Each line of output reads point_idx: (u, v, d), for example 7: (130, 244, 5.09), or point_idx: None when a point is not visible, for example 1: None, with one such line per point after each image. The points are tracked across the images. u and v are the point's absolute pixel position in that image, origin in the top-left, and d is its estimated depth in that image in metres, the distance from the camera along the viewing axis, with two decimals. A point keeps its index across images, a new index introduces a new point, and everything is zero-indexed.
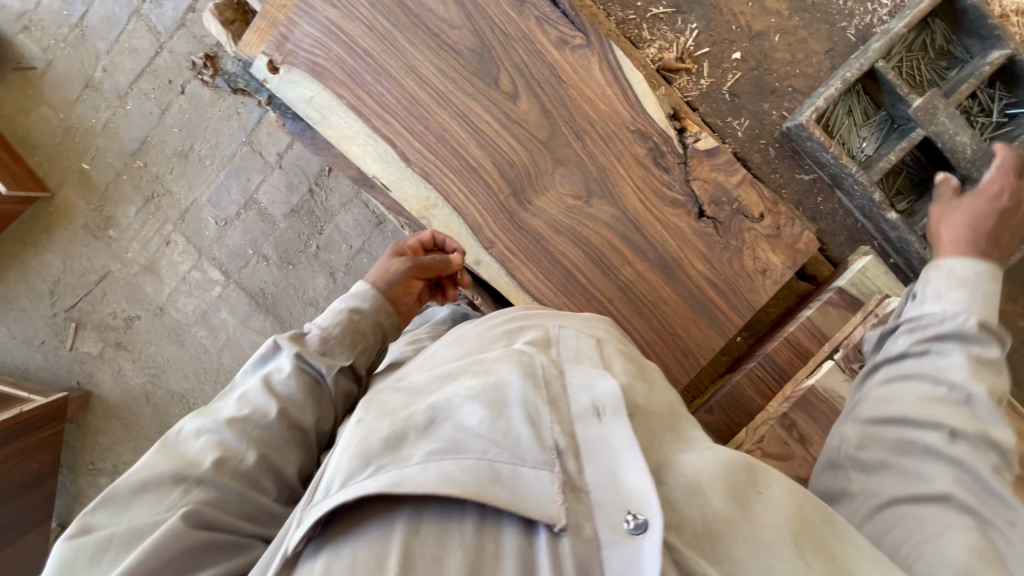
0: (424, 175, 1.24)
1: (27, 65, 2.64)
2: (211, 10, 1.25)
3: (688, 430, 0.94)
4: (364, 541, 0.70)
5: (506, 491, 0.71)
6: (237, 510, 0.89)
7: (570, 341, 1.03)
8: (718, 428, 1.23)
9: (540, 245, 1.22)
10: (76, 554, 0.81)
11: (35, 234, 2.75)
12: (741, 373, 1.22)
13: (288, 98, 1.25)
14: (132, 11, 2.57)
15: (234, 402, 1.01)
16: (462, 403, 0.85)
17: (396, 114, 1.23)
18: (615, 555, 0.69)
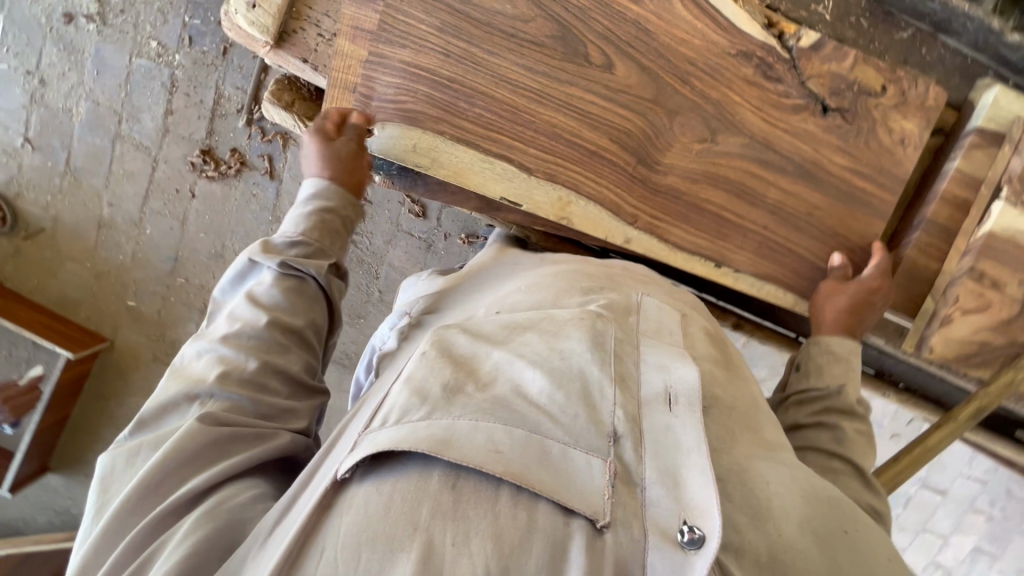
0: (550, 177, 1.24)
1: (36, 230, 2.59)
2: (269, 97, 1.34)
3: (767, 430, 1.05)
4: (408, 475, 0.77)
5: (555, 475, 0.79)
6: (253, 411, 1.05)
7: (650, 312, 1.13)
8: (903, 306, 1.23)
9: (682, 199, 1.25)
10: (120, 455, 0.97)
11: (113, 385, 2.75)
12: (910, 247, 1.21)
13: (397, 157, 1.23)
14: (113, 137, 2.49)
15: (225, 320, 1.13)
16: (527, 370, 0.92)
17: (503, 128, 1.22)
18: (659, 558, 0.76)
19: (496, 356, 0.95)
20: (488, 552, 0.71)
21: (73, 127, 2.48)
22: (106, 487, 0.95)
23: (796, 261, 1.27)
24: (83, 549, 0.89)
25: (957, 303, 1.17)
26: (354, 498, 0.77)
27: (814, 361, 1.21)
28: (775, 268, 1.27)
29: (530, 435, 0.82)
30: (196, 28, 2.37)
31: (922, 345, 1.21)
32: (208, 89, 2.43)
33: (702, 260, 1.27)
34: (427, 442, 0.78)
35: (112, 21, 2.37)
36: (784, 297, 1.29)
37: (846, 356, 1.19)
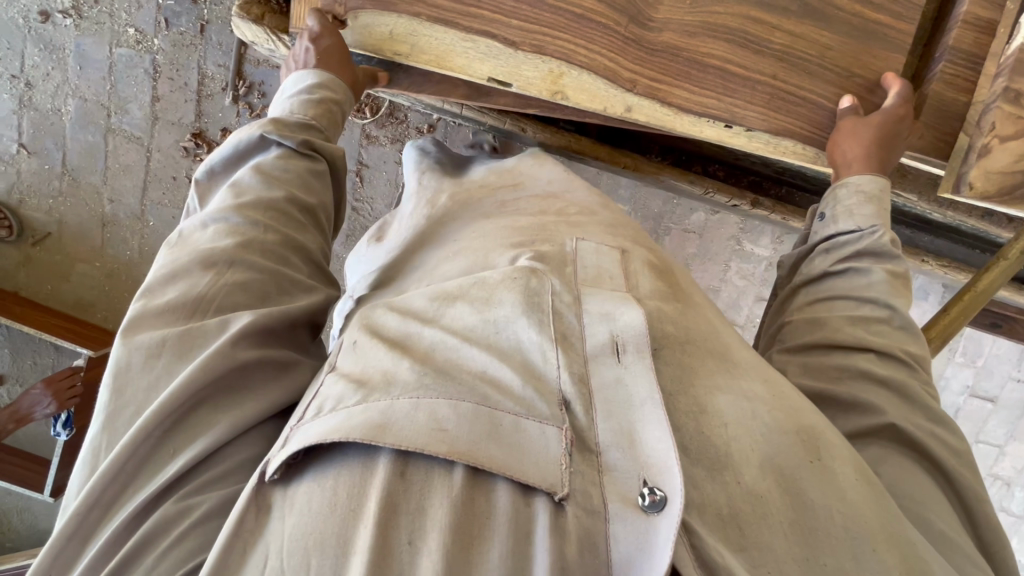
0: (537, 49, 1.20)
1: (43, 234, 2.60)
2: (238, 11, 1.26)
3: (737, 361, 0.96)
4: (346, 466, 0.72)
5: (506, 447, 0.73)
6: (273, 286, 1.03)
7: (589, 258, 1.01)
8: (931, 148, 1.17)
9: (680, 57, 1.21)
10: (131, 353, 0.91)
11: None
12: (934, 81, 1.14)
13: (375, 45, 1.27)
14: (104, 131, 2.49)
15: (227, 191, 1.11)
16: (465, 347, 0.85)
17: (483, 4, 1.19)
18: (625, 530, 0.70)
19: (430, 333, 0.89)
20: (442, 543, 0.66)
21: (65, 127, 2.49)
22: (120, 389, 0.89)
23: (810, 110, 1.23)
24: (87, 486, 0.83)
25: (993, 130, 1.08)
26: (294, 498, 0.72)
27: (842, 205, 1.21)
28: (790, 119, 1.23)
29: (479, 408, 0.76)
30: (171, 9, 2.35)
31: (961, 182, 1.11)
32: (191, 69, 2.41)
33: (710, 120, 1.24)
34: (358, 430, 0.71)
35: (87, 12, 2.36)
36: (804, 152, 1.27)
37: (876, 196, 1.19)
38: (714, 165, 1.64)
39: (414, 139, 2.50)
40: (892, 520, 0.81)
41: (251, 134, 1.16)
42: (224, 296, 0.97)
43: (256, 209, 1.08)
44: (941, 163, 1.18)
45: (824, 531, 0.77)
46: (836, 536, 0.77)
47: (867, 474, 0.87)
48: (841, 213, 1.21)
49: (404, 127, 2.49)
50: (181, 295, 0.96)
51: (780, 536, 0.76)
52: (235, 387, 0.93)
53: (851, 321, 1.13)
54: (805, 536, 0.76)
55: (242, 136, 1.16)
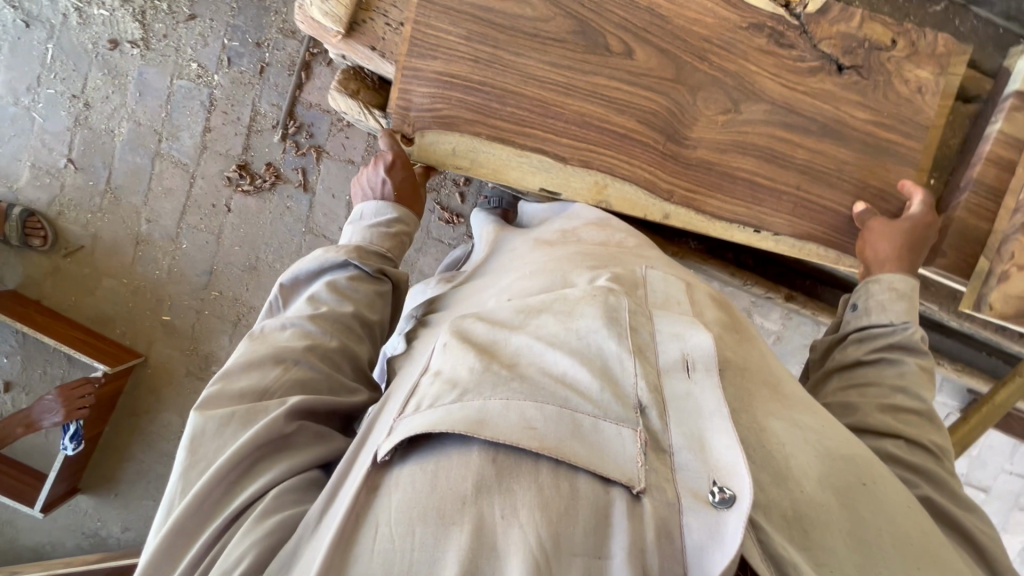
0: (584, 163, 1.22)
1: (75, 247, 2.65)
2: (338, 87, 1.25)
3: (788, 393, 0.97)
4: (444, 454, 0.71)
5: (589, 446, 0.72)
6: (328, 387, 1.03)
7: (657, 284, 1.03)
8: (958, 267, 1.26)
9: (713, 171, 1.25)
10: (204, 428, 0.88)
11: (146, 401, 2.76)
12: (959, 208, 1.25)
13: (436, 161, 1.20)
14: (153, 155, 2.58)
15: (305, 303, 1.12)
16: (550, 352, 0.84)
17: (538, 123, 1.20)
18: (695, 522, 0.70)
19: (516, 340, 0.86)
20: (534, 520, 0.65)
21: (115, 147, 2.58)
22: (196, 450, 0.87)
23: (832, 217, 1.29)
24: (168, 524, 0.81)
25: (1013, 258, 1.20)
26: (399, 479, 0.70)
27: (875, 299, 1.21)
28: (810, 225, 1.29)
29: (563, 410, 0.75)
30: (235, 49, 2.50)
31: (981, 302, 1.22)
32: (245, 106, 2.54)
33: (741, 226, 1.27)
34: (461, 423, 0.70)
35: (155, 45, 2.50)
36: (826, 254, 1.31)
37: (910, 292, 1.19)
38: (747, 253, 1.64)
39: (449, 191, 2.62)
40: (935, 542, 0.84)
41: (338, 254, 1.18)
42: (286, 391, 0.97)
43: (323, 318, 1.08)
44: (962, 281, 1.28)
45: (879, 544, 0.79)
46: (884, 552, 0.78)
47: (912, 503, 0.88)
48: (873, 306, 1.22)
49: (442, 178, 2.61)
50: (250, 385, 0.95)
51: (838, 542, 0.77)
52: (290, 442, 0.92)
53: (880, 407, 1.09)
54: (860, 544, 0.78)
55: (329, 254, 1.18)
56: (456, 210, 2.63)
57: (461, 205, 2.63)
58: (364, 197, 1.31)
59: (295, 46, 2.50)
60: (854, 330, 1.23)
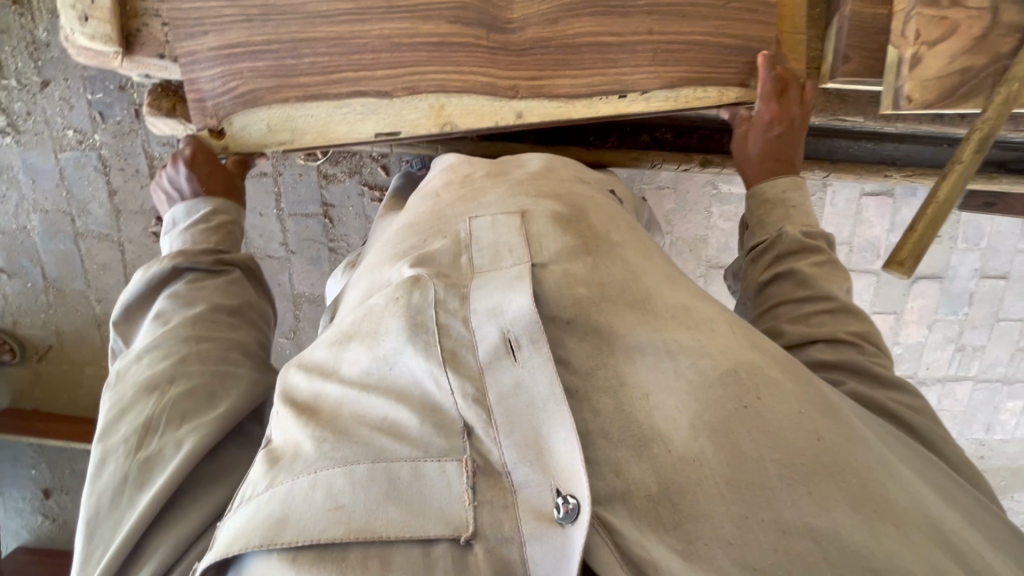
0: (411, 88, 1.04)
1: (45, 348, 2.66)
2: (149, 111, 1.17)
3: (663, 302, 0.81)
4: (251, 567, 0.68)
5: (406, 505, 0.68)
6: (210, 396, 0.99)
7: (484, 237, 0.88)
8: (866, 67, 1.12)
9: (553, 47, 1.05)
10: (99, 501, 0.89)
11: None
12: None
13: (258, 147, 1.08)
14: (73, 236, 2.52)
15: (151, 324, 1.06)
16: (365, 396, 0.78)
17: (342, 65, 1.03)
18: (537, 549, 0.65)
19: (333, 389, 0.81)
20: None
21: (35, 242, 2.52)
22: (93, 534, 0.87)
23: (699, 52, 1.08)
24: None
25: (919, 38, 1.05)
26: None
27: (753, 211, 1.12)
28: (681, 68, 1.09)
29: (376, 464, 0.71)
30: (101, 101, 2.35)
31: (898, 97, 1.09)
32: (138, 155, 2.42)
33: (602, 97, 1.08)
34: (258, 532, 0.68)
35: (24, 127, 2.37)
36: (707, 94, 1.11)
37: (783, 198, 1.09)
38: (663, 129, 1.51)
39: (371, 167, 2.49)
40: (844, 449, 0.69)
41: (160, 268, 1.09)
42: (170, 412, 0.95)
43: (186, 325, 1.04)
44: (877, 81, 1.13)
45: (760, 484, 0.65)
46: (773, 487, 0.65)
47: (812, 399, 0.73)
48: (758, 221, 1.11)
49: (358, 157, 2.48)
50: (132, 428, 0.94)
51: (713, 498, 0.65)
52: (178, 505, 0.89)
53: (791, 320, 0.96)
54: (739, 493, 0.65)
55: (150, 271, 1.10)
56: (386, 183, 2.50)
57: (386, 178, 2.49)
58: (172, 202, 1.21)
59: None
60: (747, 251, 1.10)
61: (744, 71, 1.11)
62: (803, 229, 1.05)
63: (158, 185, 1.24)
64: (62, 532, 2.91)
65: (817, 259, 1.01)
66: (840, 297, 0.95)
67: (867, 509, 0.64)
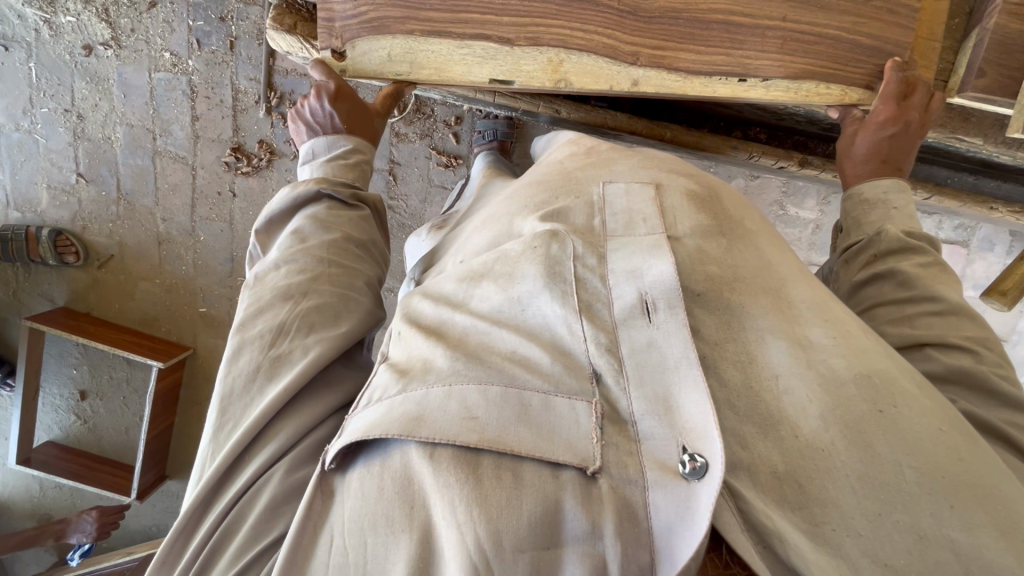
0: (533, 40, 1.05)
1: (107, 257, 2.77)
2: (272, 24, 1.18)
3: (794, 296, 0.81)
4: (385, 454, 0.73)
5: (535, 428, 0.70)
6: (338, 312, 1.07)
7: (618, 202, 0.89)
8: (1000, 87, 1.07)
9: (682, 19, 1.04)
10: (232, 386, 0.96)
11: (204, 389, 2.95)
12: (995, 13, 1.05)
13: (373, 73, 1.11)
14: (152, 154, 2.62)
15: (289, 236, 1.15)
16: (495, 330, 0.82)
17: (472, 7, 1.04)
18: (663, 499, 0.65)
19: (461, 319, 0.86)
20: (472, 515, 0.64)
21: (116, 154, 2.63)
22: (224, 410, 0.95)
23: (830, 46, 1.05)
24: (190, 498, 0.90)
25: None
26: (350, 484, 0.74)
27: (852, 215, 1.13)
28: (808, 60, 1.05)
29: (509, 390, 0.73)
30: (200, 29, 2.43)
31: None
32: (225, 86, 2.50)
33: (721, 78, 1.07)
34: (396, 423, 0.71)
35: (125, 42, 2.47)
36: (830, 92, 1.08)
37: (894, 204, 1.08)
38: (757, 127, 1.51)
39: (443, 133, 2.52)
40: (984, 471, 0.68)
41: (306, 187, 1.18)
42: (301, 320, 1.02)
43: (321, 248, 1.12)
44: (1009, 102, 1.07)
45: (894, 486, 0.67)
46: (910, 494, 0.66)
47: (946, 419, 0.73)
48: (853, 222, 1.12)
49: (432, 121, 2.52)
50: (267, 326, 1.01)
51: (845, 489, 0.67)
52: (298, 402, 0.96)
53: (890, 321, 0.96)
54: (873, 491, 0.66)
55: (298, 189, 1.18)
56: (456, 151, 2.54)
57: (456, 145, 2.53)
58: (314, 134, 1.28)
59: (258, 13, 2.40)
60: (842, 251, 1.11)
61: (872, 74, 1.08)
62: (903, 227, 1.05)
63: (297, 114, 1.29)
64: (91, 435, 3.03)
65: (921, 260, 0.99)
66: (948, 298, 0.93)
67: (1012, 537, 0.64)
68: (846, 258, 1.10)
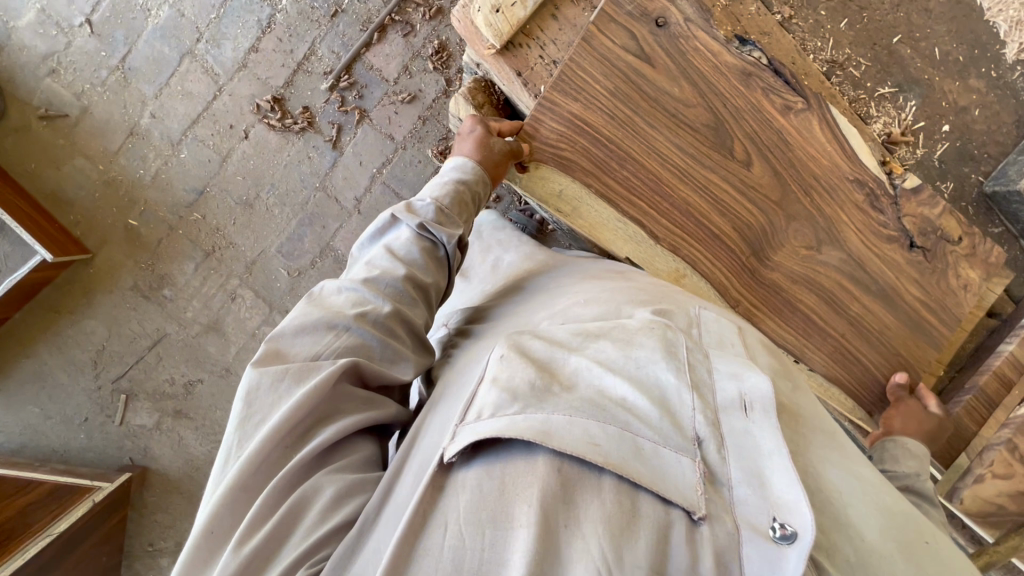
0: (672, 249, 1.19)
1: (57, 113, 2.38)
2: (465, 95, 1.24)
3: (846, 442, 0.86)
4: (511, 460, 0.63)
5: (650, 468, 0.64)
6: (380, 356, 0.89)
7: (710, 325, 0.94)
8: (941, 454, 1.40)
9: (781, 297, 1.24)
10: (262, 377, 0.78)
11: (72, 301, 2.47)
12: (960, 406, 1.40)
13: (540, 199, 1.17)
14: (184, 52, 2.36)
15: (362, 267, 0.99)
16: (607, 377, 0.73)
17: (645, 195, 1.17)
18: (753, 553, 0.61)
19: (575, 362, 0.76)
20: (596, 531, 0.58)
21: (145, 28, 2.35)
22: (251, 403, 0.77)
23: (861, 372, 1.30)
24: (233, 473, 0.73)
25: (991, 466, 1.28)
26: (464, 484, 0.63)
27: (889, 453, 1.18)
28: (844, 371, 1.30)
29: (626, 430, 0.66)
30: None
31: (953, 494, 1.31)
32: (303, 42, 2.37)
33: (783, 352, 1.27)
34: (530, 431, 0.62)
35: None
36: (844, 401, 1.32)
37: (921, 455, 1.15)
38: None
39: None
40: None
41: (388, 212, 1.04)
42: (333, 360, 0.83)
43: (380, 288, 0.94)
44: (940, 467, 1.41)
45: None
46: None
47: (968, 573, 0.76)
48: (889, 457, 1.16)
49: None
50: (302, 352, 0.83)
51: None
52: (338, 413, 0.81)
53: None
54: None
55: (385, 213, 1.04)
56: None
57: None
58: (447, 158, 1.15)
59: (377, 4, 2.35)
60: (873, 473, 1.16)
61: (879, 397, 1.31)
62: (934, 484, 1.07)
63: None
64: None
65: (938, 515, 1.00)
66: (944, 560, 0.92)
67: None
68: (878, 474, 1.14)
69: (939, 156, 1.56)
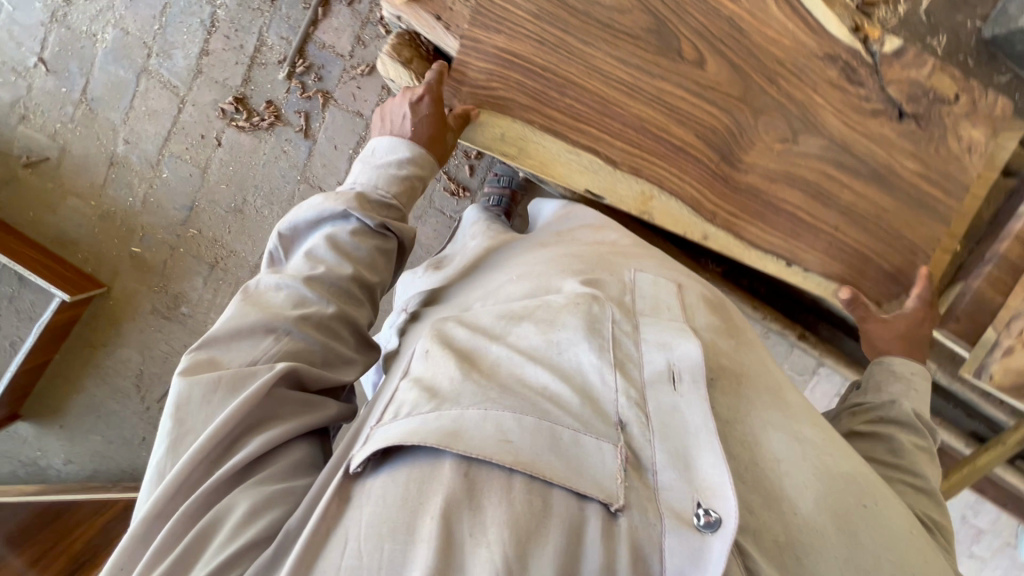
0: (633, 171, 1.12)
1: (39, 158, 2.43)
2: (390, 53, 1.16)
3: (790, 398, 0.94)
4: (417, 466, 0.65)
5: (566, 461, 0.67)
6: (322, 359, 0.91)
7: (646, 289, 0.96)
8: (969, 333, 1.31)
9: (761, 199, 1.16)
10: (190, 388, 0.80)
11: (103, 334, 2.59)
12: (981, 278, 1.29)
13: (481, 147, 1.10)
14: (139, 70, 2.35)
15: (302, 259, 0.98)
16: (529, 365, 0.79)
17: (594, 121, 1.09)
18: (676, 544, 0.64)
19: (496, 350, 0.82)
20: (501, 536, 0.59)
21: (95, 54, 2.34)
22: (180, 419, 0.78)
23: (863, 263, 1.22)
24: (150, 502, 0.74)
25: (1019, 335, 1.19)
26: (371, 490, 0.65)
27: (874, 380, 1.17)
28: (845, 264, 1.21)
29: (541, 422, 0.70)
30: None
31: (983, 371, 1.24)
32: (251, 34, 2.31)
33: (774, 258, 1.19)
34: (434, 434, 0.65)
35: None
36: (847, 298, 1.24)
37: (909, 377, 1.15)
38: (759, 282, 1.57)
39: (460, 162, 2.32)
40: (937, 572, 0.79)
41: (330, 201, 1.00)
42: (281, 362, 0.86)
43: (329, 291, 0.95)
44: (965, 347, 1.31)
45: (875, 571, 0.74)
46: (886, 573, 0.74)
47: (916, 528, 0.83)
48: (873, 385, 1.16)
49: None
50: (240, 356, 0.85)
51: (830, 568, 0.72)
52: (269, 419, 0.82)
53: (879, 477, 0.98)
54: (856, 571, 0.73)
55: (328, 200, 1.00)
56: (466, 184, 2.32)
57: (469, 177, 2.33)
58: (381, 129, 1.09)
59: None
60: (850, 404, 1.16)
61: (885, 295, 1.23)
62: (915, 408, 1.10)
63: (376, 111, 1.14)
64: None
65: (917, 441, 1.04)
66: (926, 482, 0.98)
67: None
68: (859, 406, 1.14)
69: (926, 8, 1.39)
